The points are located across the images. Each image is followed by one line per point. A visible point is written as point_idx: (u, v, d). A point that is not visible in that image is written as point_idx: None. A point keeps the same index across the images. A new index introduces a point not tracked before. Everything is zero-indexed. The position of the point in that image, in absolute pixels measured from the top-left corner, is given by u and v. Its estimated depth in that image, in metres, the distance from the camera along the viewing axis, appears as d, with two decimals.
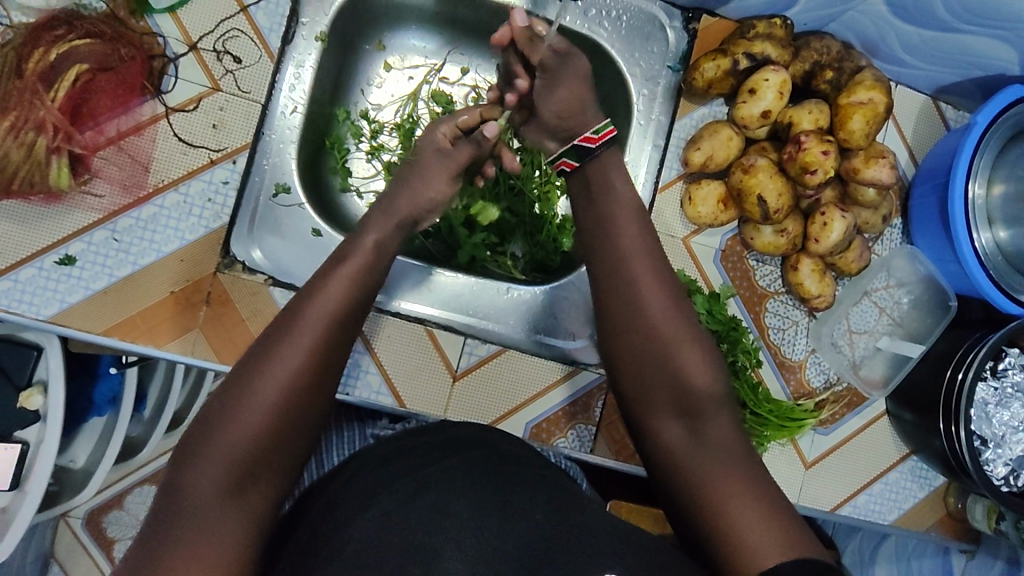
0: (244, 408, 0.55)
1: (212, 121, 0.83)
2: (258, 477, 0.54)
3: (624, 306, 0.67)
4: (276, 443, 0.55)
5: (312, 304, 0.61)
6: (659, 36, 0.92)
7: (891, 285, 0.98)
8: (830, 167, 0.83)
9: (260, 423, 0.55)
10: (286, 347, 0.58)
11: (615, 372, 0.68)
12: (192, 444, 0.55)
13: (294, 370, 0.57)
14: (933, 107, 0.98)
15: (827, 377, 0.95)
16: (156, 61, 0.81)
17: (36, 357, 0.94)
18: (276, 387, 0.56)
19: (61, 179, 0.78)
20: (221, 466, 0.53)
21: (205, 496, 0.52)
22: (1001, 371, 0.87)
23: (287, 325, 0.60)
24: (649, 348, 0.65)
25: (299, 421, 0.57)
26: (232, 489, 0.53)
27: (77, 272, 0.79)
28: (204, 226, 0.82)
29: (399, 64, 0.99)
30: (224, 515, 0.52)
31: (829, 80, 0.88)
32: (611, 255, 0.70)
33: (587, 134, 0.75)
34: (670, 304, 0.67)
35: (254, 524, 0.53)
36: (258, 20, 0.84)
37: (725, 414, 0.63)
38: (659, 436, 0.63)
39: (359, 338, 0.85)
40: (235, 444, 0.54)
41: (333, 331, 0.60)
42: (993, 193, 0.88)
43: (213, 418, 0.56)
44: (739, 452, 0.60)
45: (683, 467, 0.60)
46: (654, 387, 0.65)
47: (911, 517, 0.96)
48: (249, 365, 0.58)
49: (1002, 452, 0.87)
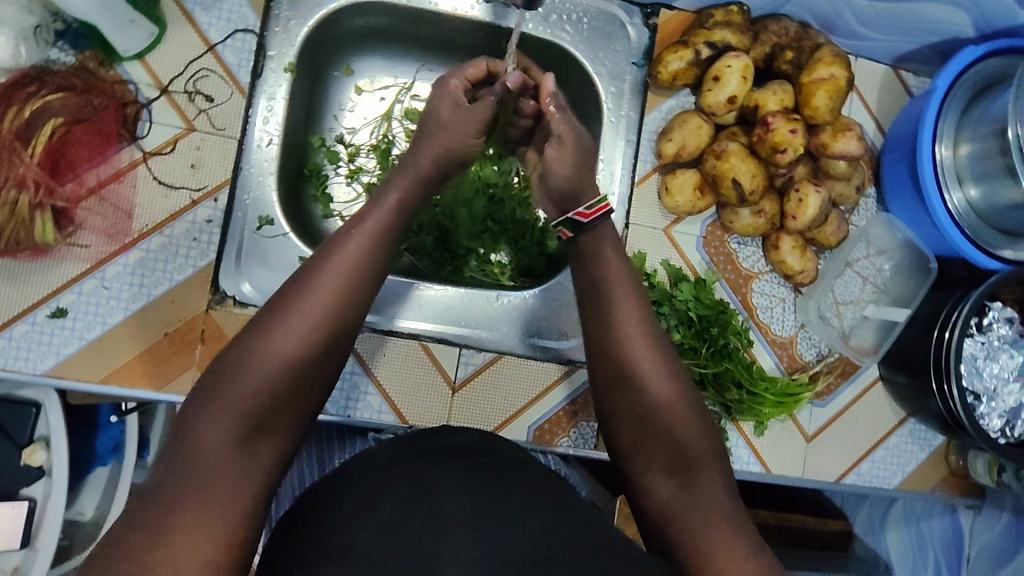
0: (257, 362, 0.57)
1: (190, 160, 0.84)
2: (269, 429, 0.56)
3: (611, 359, 0.68)
4: (287, 399, 0.57)
5: (322, 272, 0.62)
6: (621, 35, 0.94)
7: (872, 253, 1.00)
8: (800, 144, 0.85)
9: (272, 377, 0.57)
10: (300, 308, 0.60)
11: (607, 425, 0.68)
12: (201, 398, 0.56)
13: (305, 330, 0.59)
14: (894, 76, 1.01)
15: (819, 350, 0.97)
16: (130, 108, 0.82)
17: (37, 413, 0.94)
18: (290, 344, 0.58)
19: (46, 233, 0.78)
20: (234, 415, 0.54)
21: (217, 443, 0.53)
22: (987, 326, 0.89)
23: (300, 288, 0.61)
24: (643, 405, 0.66)
25: (309, 379, 0.59)
26: (242, 441, 0.54)
27: (69, 323, 0.79)
28: (192, 265, 0.83)
29: (369, 87, 1.00)
30: (234, 463, 0.53)
31: (790, 60, 0.89)
32: (599, 300, 0.71)
33: (578, 209, 0.75)
34: (661, 350, 0.68)
35: (264, 476, 0.54)
36: (226, 59, 0.85)
37: (717, 471, 0.63)
38: (651, 493, 0.63)
39: (354, 355, 0.87)
40: (249, 395, 0.55)
41: (346, 301, 0.62)
42: (960, 153, 0.89)
43: (225, 372, 0.57)
44: (731, 508, 0.60)
45: (677, 522, 0.60)
46: (649, 441, 0.65)
47: (916, 478, 0.98)
48: (262, 324, 0.59)
49: (996, 404, 0.88)
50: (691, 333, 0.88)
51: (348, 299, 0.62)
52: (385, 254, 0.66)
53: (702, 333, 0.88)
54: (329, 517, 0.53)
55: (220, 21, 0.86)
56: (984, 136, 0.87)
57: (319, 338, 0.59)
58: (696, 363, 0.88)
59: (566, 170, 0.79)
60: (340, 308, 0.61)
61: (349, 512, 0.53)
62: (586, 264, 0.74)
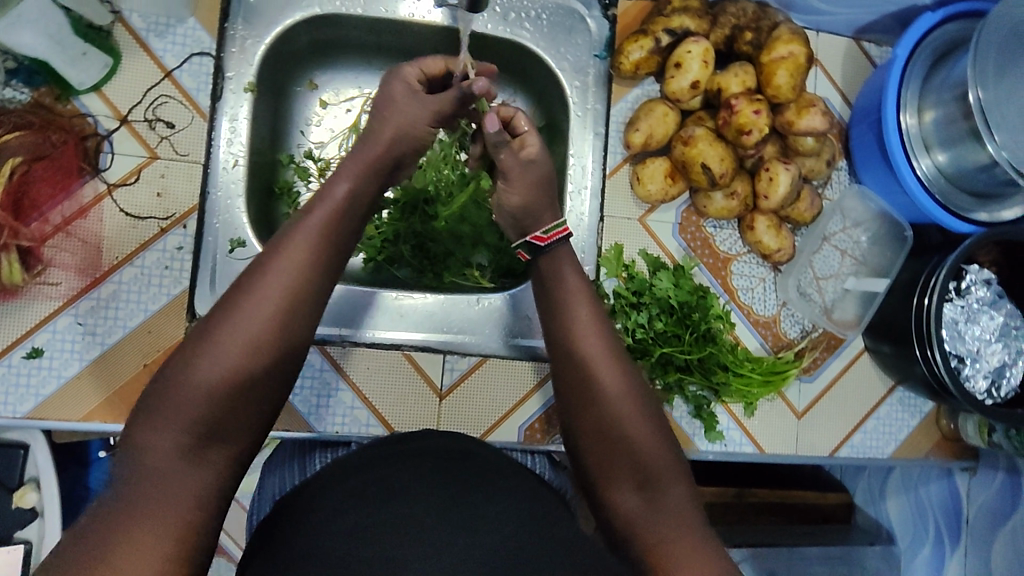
0: (204, 370, 0.55)
1: (156, 189, 0.83)
2: (220, 435, 0.55)
3: (575, 371, 0.68)
4: (237, 406, 0.56)
5: (268, 273, 0.59)
6: (581, 28, 0.93)
7: (848, 226, 1.00)
8: (765, 124, 0.85)
9: (219, 381, 0.55)
10: (245, 311, 0.57)
11: (573, 440, 0.68)
12: (148, 407, 0.55)
13: (253, 333, 0.57)
14: (858, 48, 1.00)
15: (803, 327, 0.97)
16: (89, 141, 0.81)
17: (24, 454, 0.93)
18: (236, 349, 0.56)
19: (13, 275, 0.77)
20: (182, 426, 0.54)
21: (166, 455, 0.53)
22: (965, 290, 0.90)
23: (246, 289, 0.59)
24: (608, 424, 0.66)
25: (259, 382, 0.57)
26: (193, 452, 0.53)
27: (46, 362, 0.79)
28: (166, 293, 0.82)
29: (334, 99, 1.00)
30: (184, 475, 0.53)
31: (749, 41, 0.89)
32: (565, 326, 0.71)
33: (535, 234, 0.76)
34: (623, 370, 0.68)
35: (217, 484, 0.54)
36: (184, 83, 0.84)
37: (679, 484, 0.64)
38: (617, 506, 0.64)
39: (332, 364, 0.87)
40: (196, 404, 0.54)
41: (296, 297, 0.59)
42: (925, 120, 0.89)
43: (171, 380, 0.55)
44: (693, 521, 0.62)
45: (643, 538, 0.61)
46: (613, 458, 0.65)
47: (909, 446, 0.98)
48: (207, 329, 0.57)
49: (980, 366, 0.89)
50: (673, 320, 0.88)
51: (298, 296, 0.60)
52: (339, 245, 0.64)
53: (684, 319, 0.88)
54: (317, 536, 0.52)
55: (175, 46, 0.84)
56: (948, 102, 0.87)
57: (268, 341, 0.57)
58: (681, 349, 0.87)
59: (533, 169, 0.79)
60: (289, 308, 0.59)
61: (342, 525, 0.53)
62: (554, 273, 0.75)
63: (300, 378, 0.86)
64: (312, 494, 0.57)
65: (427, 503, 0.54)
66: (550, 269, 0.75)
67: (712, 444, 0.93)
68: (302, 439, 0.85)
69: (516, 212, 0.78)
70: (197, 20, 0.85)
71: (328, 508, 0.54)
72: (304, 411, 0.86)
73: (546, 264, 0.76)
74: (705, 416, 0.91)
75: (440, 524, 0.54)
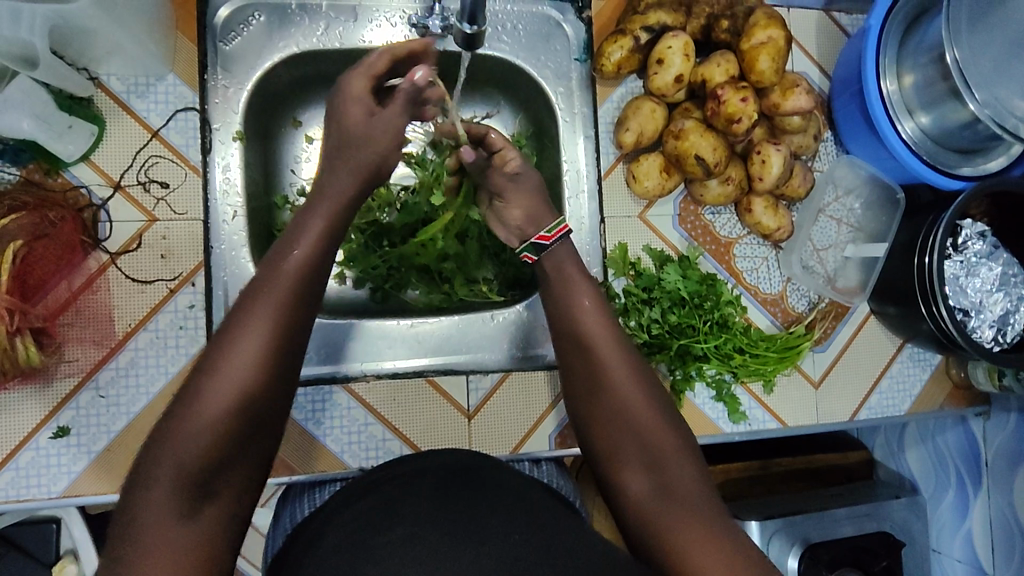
0: (197, 424, 0.55)
1: (159, 251, 0.82)
2: (217, 480, 0.55)
3: (581, 358, 0.70)
4: (230, 451, 0.56)
5: (250, 316, 0.60)
6: (558, 34, 0.95)
7: (840, 195, 1.01)
8: (753, 111, 0.86)
9: (206, 435, 0.55)
10: (232, 350, 0.58)
11: (584, 429, 0.69)
12: (140, 469, 0.55)
13: (238, 377, 0.57)
14: (829, 19, 1.02)
15: (809, 299, 0.99)
16: (86, 212, 0.80)
17: (57, 528, 0.97)
18: (225, 393, 0.56)
19: (31, 357, 0.75)
20: (174, 478, 0.53)
21: (158, 504, 0.52)
22: (962, 245, 0.92)
23: (228, 336, 0.59)
24: (613, 410, 0.66)
25: (250, 426, 0.57)
26: (186, 511, 0.53)
27: (74, 440, 0.78)
28: (184, 353, 0.81)
29: (320, 134, 0.99)
30: (178, 531, 0.52)
31: (727, 28, 0.90)
32: (569, 319, 0.72)
33: (541, 233, 0.79)
34: (627, 356, 0.69)
35: (210, 536, 0.53)
36: (171, 140, 0.84)
37: (689, 465, 0.63)
38: (627, 487, 0.64)
39: (343, 389, 0.87)
40: (188, 448, 0.54)
41: (281, 335, 0.60)
42: (905, 84, 0.91)
43: (160, 437, 0.56)
44: (704, 502, 0.61)
45: (653, 515, 0.61)
46: (618, 441, 0.66)
47: (924, 399, 1.01)
48: (197, 380, 0.58)
49: (985, 317, 0.91)
50: (685, 311, 0.89)
51: (284, 337, 0.60)
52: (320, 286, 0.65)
53: (695, 308, 0.90)
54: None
55: (158, 105, 0.83)
56: (925, 65, 0.88)
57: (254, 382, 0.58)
58: (697, 339, 0.89)
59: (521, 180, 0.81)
60: (270, 350, 0.59)
61: (401, 561, 0.53)
62: (563, 280, 0.76)
63: (306, 401, 0.85)
64: (364, 532, 0.57)
65: (498, 537, 0.55)
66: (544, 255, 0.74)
67: (737, 426, 0.94)
68: (308, 480, 0.84)
69: (520, 223, 0.82)
70: (177, 75, 0.84)
71: (388, 546, 0.54)
72: (337, 450, 0.86)
73: None
74: (727, 398, 0.92)
75: (506, 550, 0.54)
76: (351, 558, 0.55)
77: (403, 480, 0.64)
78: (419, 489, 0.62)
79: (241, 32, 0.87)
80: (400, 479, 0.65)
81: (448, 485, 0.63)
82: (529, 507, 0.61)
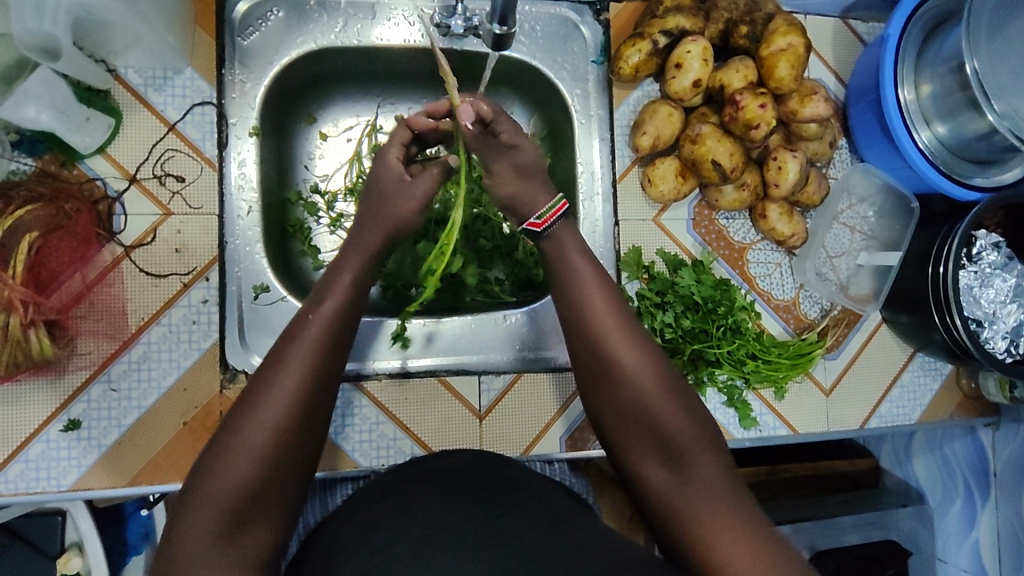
0: (241, 447, 0.54)
1: (174, 245, 0.82)
2: (259, 499, 0.54)
3: (591, 348, 0.67)
4: (268, 481, 0.54)
5: (293, 345, 0.59)
6: (576, 36, 0.95)
7: (854, 203, 1.01)
8: (771, 117, 0.86)
9: (251, 454, 0.54)
10: (279, 378, 0.57)
11: (599, 420, 0.68)
12: (185, 497, 0.54)
13: (281, 407, 0.56)
14: (846, 27, 1.02)
15: (822, 306, 0.99)
16: (102, 205, 0.80)
17: (63, 520, 0.97)
18: (273, 414, 0.55)
19: (44, 350, 0.75)
20: (218, 503, 0.52)
21: (198, 538, 0.51)
22: (977, 255, 0.92)
23: (276, 358, 0.59)
24: (629, 403, 0.65)
25: (296, 444, 0.56)
26: (227, 535, 0.52)
27: (85, 433, 0.78)
28: (197, 348, 0.81)
29: (334, 131, 0.99)
30: (222, 555, 0.51)
31: (745, 34, 0.90)
32: (576, 309, 0.69)
33: (530, 220, 0.74)
34: (640, 345, 0.66)
35: (249, 565, 0.52)
36: (187, 134, 0.83)
37: (710, 455, 0.63)
38: (647, 481, 0.63)
39: (355, 386, 0.86)
40: (228, 481, 0.53)
41: (328, 352, 0.60)
42: (922, 93, 0.91)
43: (206, 461, 0.55)
44: (726, 493, 0.60)
45: (675, 509, 0.61)
46: (636, 434, 0.64)
47: (934, 409, 1.01)
48: (240, 409, 0.56)
49: (998, 328, 0.91)
50: (699, 315, 0.89)
51: (323, 365, 0.59)
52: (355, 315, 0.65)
53: (709, 314, 0.89)
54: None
55: (175, 98, 0.83)
56: (942, 75, 0.88)
57: (294, 412, 0.56)
58: (710, 344, 0.89)
59: (516, 155, 0.76)
60: (309, 378, 0.57)
61: (420, 560, 0.53)
62: (557, 260, 0.72)
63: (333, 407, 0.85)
64: (382, 532, 0.57)
65: (520, 538, 0.55)
66: (553, 255, 0.73)
67: (747, 431, 0.94)
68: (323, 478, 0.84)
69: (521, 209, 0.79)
70: (194, 69, 0.84)
71: (411, 546, 0.54)
72: (348, 448, 0.86)
73: (549, 249, 0.73)
74: (739, 404, 0.92)
75: (528, 547, 0.54)
76: (369, 558, 0.54)
77: (419, 481, 0.64)
78: (436, 490, 0.62)
79: (259, 27, 0.87)
80: (416, 479, 0.65)
81: (464, 485, 0.63)
82: (548, 508, 0.61)
